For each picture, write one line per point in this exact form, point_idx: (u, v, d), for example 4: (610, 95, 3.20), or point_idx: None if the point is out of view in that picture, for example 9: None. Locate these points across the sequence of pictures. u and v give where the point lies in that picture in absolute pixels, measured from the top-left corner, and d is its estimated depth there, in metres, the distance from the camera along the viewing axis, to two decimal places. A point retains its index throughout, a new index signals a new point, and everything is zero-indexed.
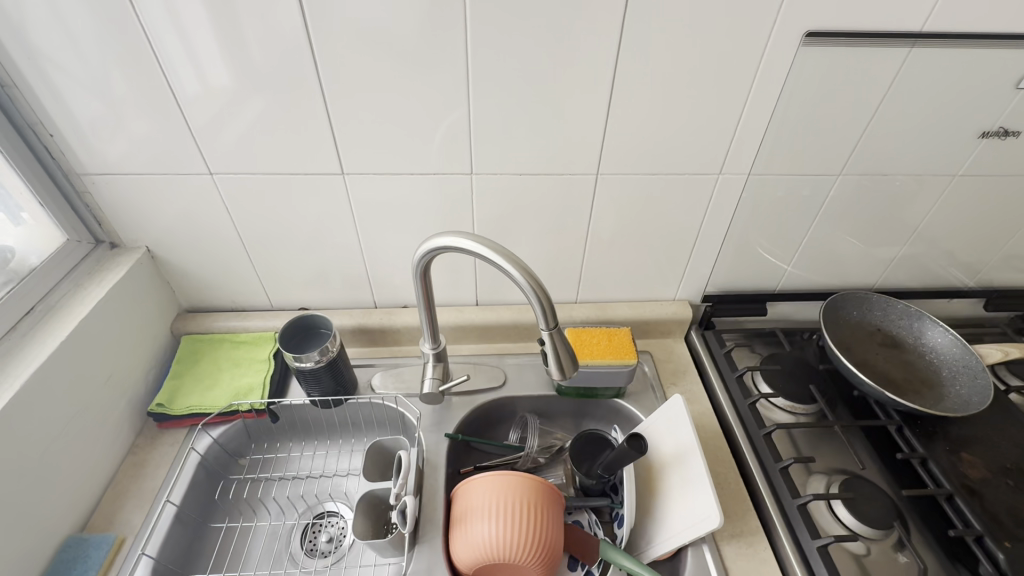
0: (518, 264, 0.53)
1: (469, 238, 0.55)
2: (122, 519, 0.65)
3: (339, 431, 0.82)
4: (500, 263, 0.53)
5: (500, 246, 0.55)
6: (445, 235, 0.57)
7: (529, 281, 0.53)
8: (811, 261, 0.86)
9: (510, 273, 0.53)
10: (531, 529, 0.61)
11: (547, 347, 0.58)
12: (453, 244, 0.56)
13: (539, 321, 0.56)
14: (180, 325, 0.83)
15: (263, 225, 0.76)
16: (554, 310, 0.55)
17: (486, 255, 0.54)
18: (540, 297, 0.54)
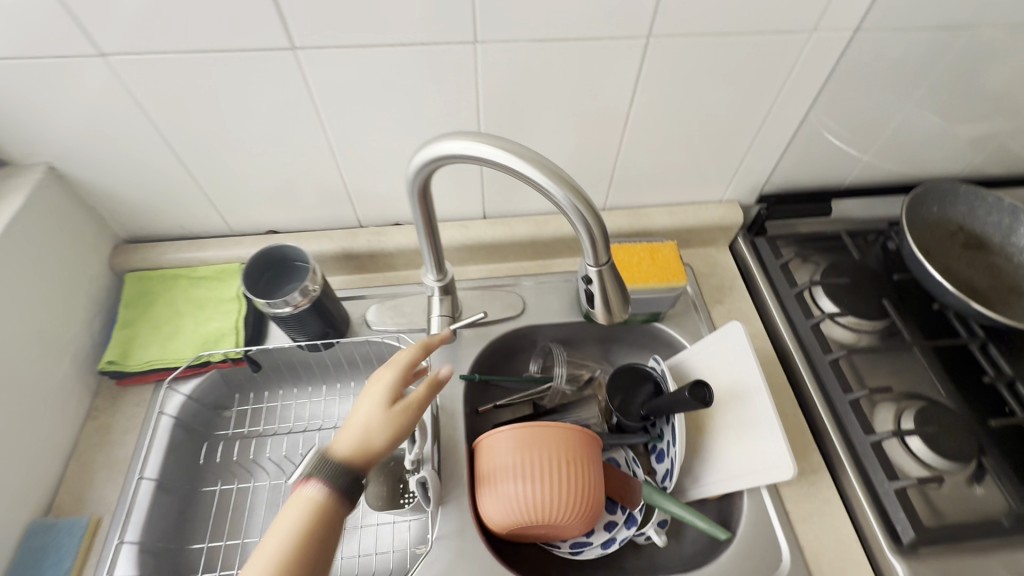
0: (563, 179, 0.37)
1: (489, 140, 0.38)
2: (94, 496, 0.56)
3: (335, 374, 0.70)
4: (538, 179, 0.37)
5: (535, 152, 0.38)
6: (451, 137, 0.39)
7: (577, 202, 0.38)
8: (894, 147, 0.70)
9: (550, 193, 0.38)
10: (574, 489, 0.54)
11: (593, 286, 0.44)
12: (465, 151, 0.39)
13: (585, 256, 0.42)
14: (119, 260, 0.67)
15: (201, 129, 0.57)
16: (606, 240, 0.41)
17: (515, 167, 0.38)
18: (592, 225, 0.39)
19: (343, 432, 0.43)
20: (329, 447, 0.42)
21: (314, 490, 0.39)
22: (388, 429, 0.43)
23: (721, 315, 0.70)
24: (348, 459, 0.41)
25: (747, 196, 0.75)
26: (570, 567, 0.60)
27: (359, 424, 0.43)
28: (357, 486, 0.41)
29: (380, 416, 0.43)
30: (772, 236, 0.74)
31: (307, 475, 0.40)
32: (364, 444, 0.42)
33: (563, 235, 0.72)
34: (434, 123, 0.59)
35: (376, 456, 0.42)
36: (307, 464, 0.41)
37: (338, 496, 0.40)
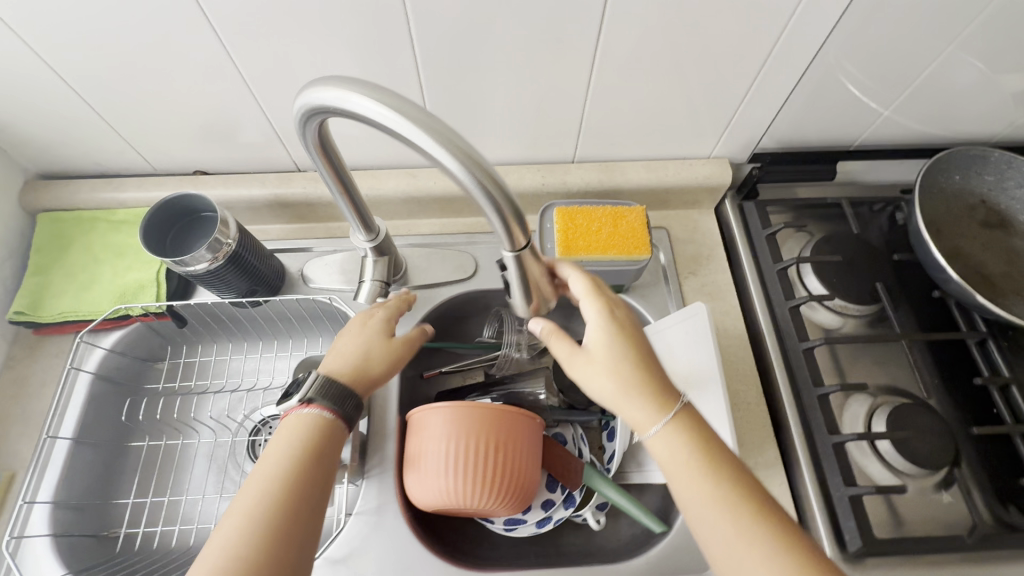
0: (461, 148, 0.30)
1: (372, 91, 0.31)
2: (9, 450, 0.54)
3: (270, 330, 0.65)
4: (429, 147, 0.30)
5: (428, 109, 0.31)
6: (328, 84, 0.32)
7: (480, 175, 0.31)
8: (918, 101, 0.59)
9: (444, 164, 0.31)
10: (502, 480, 0.51)
11: (512, 271, 0.39)
12: (343, 104, 0.31)
13: (501, 241, 0.36)
14: (31, 198, 0.61)
15: (90, 51, 0.49)
16: (524, 218, 0.35)
17: (401, 130, 0.30)
18: (500, 202, 0.32)
19: (337, 357, 0.48)
20: (326, 368, 0.47)
21: (321, 409, 0.43)
22: (388, 353, 0.49)
23: (693, 287, 0.64)
24: (354, 378, 0.46)
25: (738, 153, 0.65)
26: (504, 542, 0.58)
27: (354, 350, 0.48)
28: (354, 413, 0.45)
29: (380, 344, 0.49)
30: (764, 201, 0.65)
31: (313, 398, 0.43)
32: (367, 368, 0.47)
33: (523, 190, 0.64)
34: (364, 56, 0.51)
35: (375, 380, 0.48)
36: (310, 386, 0.44)
37: (339, 414, 0.43)
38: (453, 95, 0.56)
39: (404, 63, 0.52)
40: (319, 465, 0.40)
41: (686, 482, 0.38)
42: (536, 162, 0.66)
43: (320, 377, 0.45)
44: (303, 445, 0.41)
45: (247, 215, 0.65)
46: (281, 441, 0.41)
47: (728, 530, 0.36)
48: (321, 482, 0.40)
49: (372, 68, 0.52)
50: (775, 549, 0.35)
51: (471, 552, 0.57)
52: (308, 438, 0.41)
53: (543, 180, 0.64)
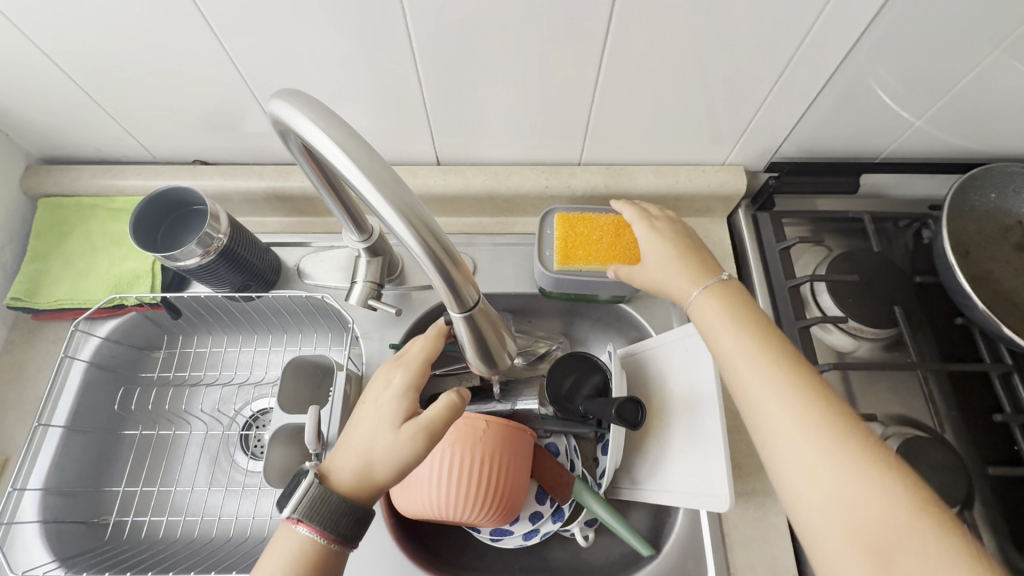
0: (400, 198, 0.28)
1: (321, 117, 0.29)
2: (3, 435, 0.54)
3: (265, 325, 0.65)
4: (366, 192, 0.28)
5: (375, 151, 0.29)
6: (284, 98, 0.30)
7: (416, 229, 0.29)
8: (954, 112, 0.55)
9: (381, 211, 0.29)
10: (484, 493, 0.49)
11: (459, 330, 0.36)
12: (293, 124, 0.30)
13: (445, 301, 0.33)
14: (31, 183, 0.61)
15: (85, 38, 0.48)
16: (469, 278, 0.32)
17: (339, 166, 0.28)
18: (439, 258, 0.30)
19: (346, 451, 0.40)
20: (331, 465, 0.40)
21: (309, 533, 0.37)
22: (398, 456, 0.39)
23: None
24: (354, 491, 0.39)
25: (755, 160, 0.62)
26: (490, 552, 0.57)
27: (362, 444, 0.39)
28: (355, 532, 0.38)
29: (390, 438, 0.39)
30: (780, 212, 0.62)
31: (298, 519, 0.37)
32: (373, 473, 0.39)
33: (525, 192, 0.62)
34: (361, 50, 0.49)
35: (384, 487, 0.40)
36: (294, 504, 0.37)
37: (332, 540, 0.37)
38: (455, 92, 0.53)
39: (403, 58, 0.49)
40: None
41: (766, 395, 0.37)
42: (541, 163, 0.63)
43: (310, 490, 0.37)
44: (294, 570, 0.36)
45: (245, 207, 0.65)
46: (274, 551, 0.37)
47: (850, 478, 0.32)
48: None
49: (370, 63, 0.50)
50: (857, 477, 0.32)
51: (455, 560, 0.56)
52: (300, 563, 0.37)
53: (547, 182, 0.61)
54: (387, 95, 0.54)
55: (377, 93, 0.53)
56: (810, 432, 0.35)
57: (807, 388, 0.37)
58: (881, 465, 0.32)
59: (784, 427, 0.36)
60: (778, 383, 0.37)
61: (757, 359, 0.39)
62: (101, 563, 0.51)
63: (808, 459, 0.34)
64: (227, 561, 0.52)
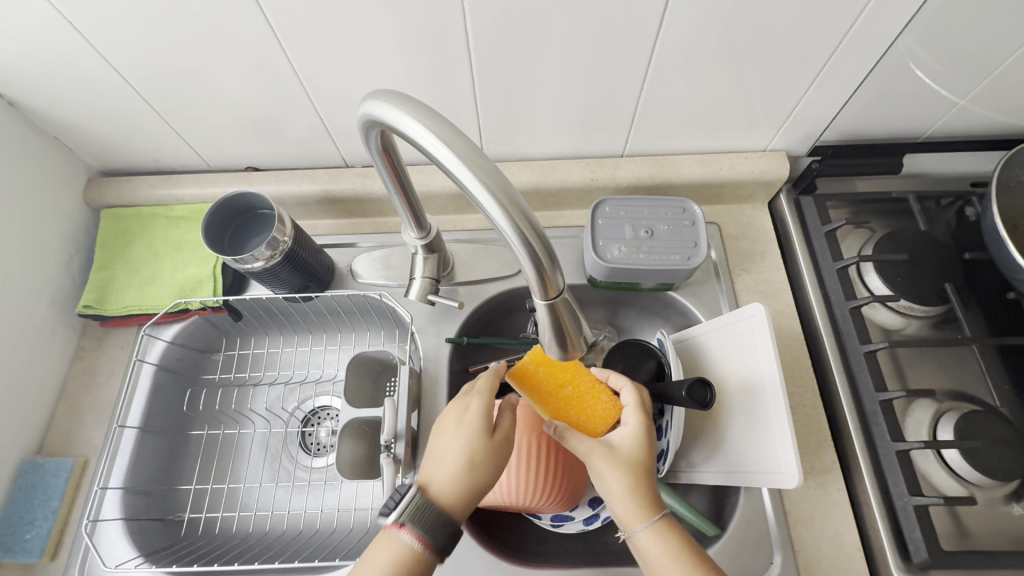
0: (499, 188, 0.29)
1: (421, 115, 0.30)
2: (81, 438, 0.57)
3: (320, 325, 0.66)
4: (468, 184, 0.29)
5: (475, 143, 0.29)
6: (383, 97, 0.32)
7: (514, 218, 0.29)
8: (998, 90, 0.55)
9: (482, 203, 0.29)
10: (549, 480, 0.51)
11: (539, 317, 0.35)
12: (393, 120, 0.31)
13: (532, 289, 0.33)
14: (94, 195, 0.63)
15: (155, 51, 0.50)
16: (558, 266, 0.32)
17: (440, 159, 0.29)
18: (533, 247, 0.30)
19: (438, 464, 0.44)
20: (427, 480, 0.44)
21: (413, 539, 0.40)
22: (491, 461, 0.45)
23: (747, 285, 0.62)
24: (452, 500, 0.42)
25: (797, 145, 0.63)
26: (552, 537, 0.58)
27: (455, 456, 0.44)
28: (449, 542, 0.42)
29: (481, 448, 0.44)
30: (823, 195, 0.63)
31: (406, 524, 0.40)
32: (466, 480, 0.43)
33: (571, 185, 0.63)
34: (418, 50, 0.50)
35: (478, 493, 0.44)
36: (404, 507, 0.41)
37: (432, 549, 0.40)
38: (505, 89, 0.55)
39: (457, 57, 0.51)
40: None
41: (647, 542, 0.42)
42: (584, 156, 0.64)
43: (418, 500, 0.41)
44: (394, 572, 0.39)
45: (297, 211, 0.67)
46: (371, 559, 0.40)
47: None
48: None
49: (425, 64, 0.52)
50: None
51: (520, 546, 0.57)
52: (400, 567, 0.39)
53: (592, 175, 0.63)
54: (439, 94, 0.55)
55: (429, 93, 0.55)
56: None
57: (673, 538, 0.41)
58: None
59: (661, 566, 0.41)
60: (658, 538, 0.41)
61: (636, 507, 0.42)
62: (181, 557, 0.53)
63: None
64: (302, 553, 0.54)
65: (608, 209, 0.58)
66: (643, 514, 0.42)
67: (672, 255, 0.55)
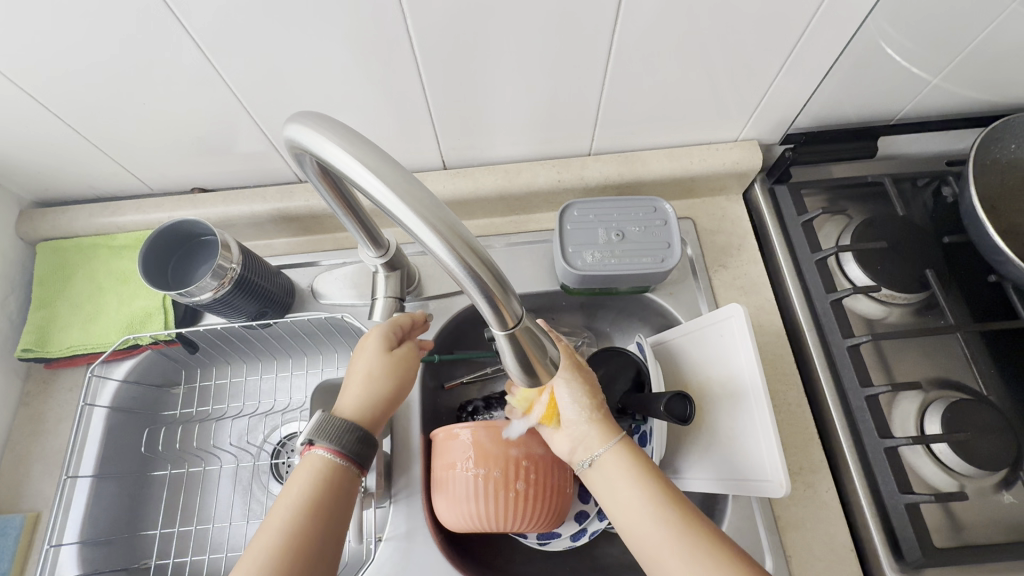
0: (439, 220, 0.27)
1: (355, 145, 0.28)
2: (31, 490, 0.53)
3: (284, 350, 0.63)
4: (400, 213, 0.27)
5: (407, 169, 0.27)
6: (315, 126, 0.29)
7: (453, 245, 0.27)
8: (971, 66, 0.54)
9: (418, 233, 0.27)
10: (536, 504, 0.48)
11: (499, 347, 0.33)
12: (326, 151, 0.29)
13: (488, 320, 0.30)
14: (27, 229, 0.59)
15: (69, 73, 0.46)
16: (514, 296, 0.29)
17: (373, 190, 0.27)
18: (484, 279, 0.28)
19: (346, 392, 0.46)
20: (337, 406, 0.46)
21: (325, 451, 0.41)
22: (393, 371, 0.47)
23: (725, 281, 0.60)
24: (360, 416, 0.45)
25: (769, 134, 0.61)
26: (538, 556, 0.56)
27: (359, 379, 0.46)
28: (362, 447, 0.43)
29: (383, 366, 0.47)
30: (798, 183, 0.60)
31: (313, 439, 0.42)
32: (373, 395, 0.46)
33: (538, 188, 0.60)
34: (361, 55, 0.47)
35: (388, 404, 0.46)
36: (309, 428, 0.42)
37: (348, 457, 0.42)
38: (459, 92, 0.52)
39: (404, 60, 0.47)
40: (330, 506, 0.40)
41: (613, 461, 0.45)
42: (551, 157, 0.62)
43: (321, 416, 0.43)
44: (316, 487, 0.40)
45: (252, 231, 0.63)
46: (297, 478, 0.41)
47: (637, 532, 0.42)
48: (333, 523, 0.40)
49: (371, 70, 0.48)
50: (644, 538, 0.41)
51: (505, 568, 0.55)
52: (319, 481, 0.40)
53: (559, 177, 0.60)
54: (391, 100, 0.52)
55: (379, 101, 0.52)
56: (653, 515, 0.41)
57: (642, 460, 0.45)
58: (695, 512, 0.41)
59: (626, 484, 0.43)
60: (621, 457, 0.45)
61: (600, 434, 0.46)
62: None
63: (639, 511, 0.42)
64: None
65: (577, 213, 0.55)
66: (606, 436, 0.46)
67: (644, 258, 0.53)
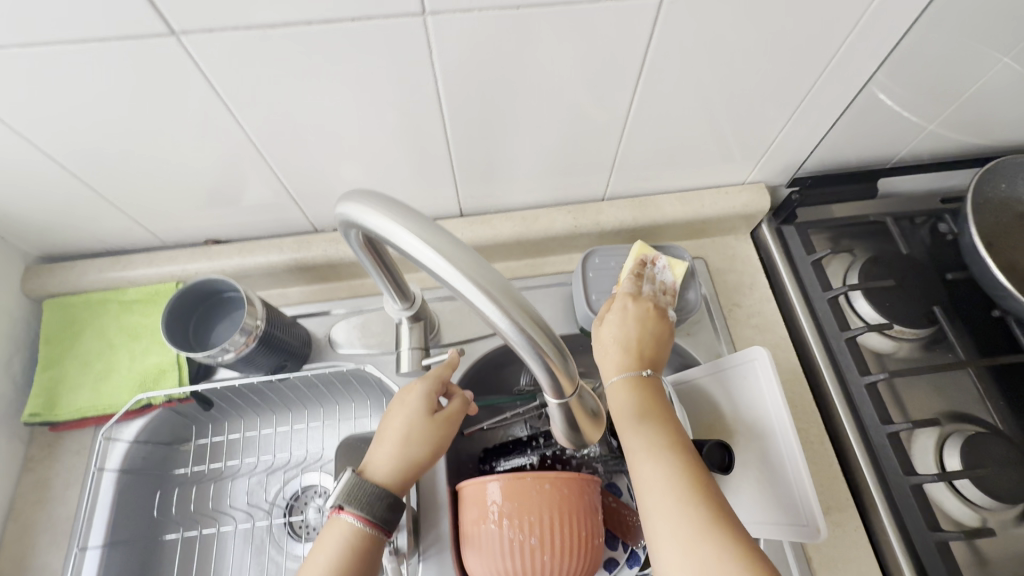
0: (510, 300, 0.27)
1: (421, 227, 0.28)
2: (37, 564, 0.50)
3: (298, 401, 0.62)
4: (472, 296, 0.27)
5: (475, 251, 0.28)
6: (375, 206, 0.29)
7: (523, 326, 0.28)
8: (963, 113, 0.57)
9: (489, 314, 0.28)
10: (569, 557, 0.47)
11: (553, 413, 0.35)
12: (390, 233, 0.29)
13: (543, 387, 0.32)
14: (33, 286, 0.57)
15: (93, 133, 0.46)
16: (570, 362, 0.31)
17: (442, 274, 0.27)
18: (544, 351, 0.29)
19: (379, 447, 0.45)
20: (367, 462, 0.44)
21: (355, 519, 0.40)
22: (429, 434, 0.45)
23: (741, 320, 0.61)
24: (388, 477, 0.42)
25: (775, 176, 0.63)
26: None
27: (393, 435, 0.44)
28: (391, 514, 0.41)
29: (419, 426, 0.45)
30: (805, 223, 0.63)
31: (342, 505, 0.40)
32: (406, 456, 0.43)
33: (555, 233, 0.61)
34: (388, 109, 0.48)
35: (419, 466, 0.44)
36: (337, 492, 0.41)
37: (376, 525, 0.40)
38: (481, 142, 0.53)
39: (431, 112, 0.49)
40: (357, 572, 0.39)
41: (649, 469, 0.39)
42: (566, 202, 0.63)
43: (352, 478, 0.41)
44: (344, 555, 0.39)
45: (266, 281, 0.62)
46: (323, 543, 0.40)
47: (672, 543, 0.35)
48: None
49: (396, 123, 0.49)
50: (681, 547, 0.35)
51: None
52: (346, 550, 0.39)
53: (576, 221, 0.61)
54: (414, 151, 0.53)
55: (401, 152, 0.53)
56: (679, 521, 0.36)
57: (687, 473, 0.38)
58: (750, 550, 0.34)
59: (659, 515, 0.37)
60: (653, 462, 0.40)
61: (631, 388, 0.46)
62: None
63: (670, 552, 0.35)
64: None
65: (597, 261, 0.58)
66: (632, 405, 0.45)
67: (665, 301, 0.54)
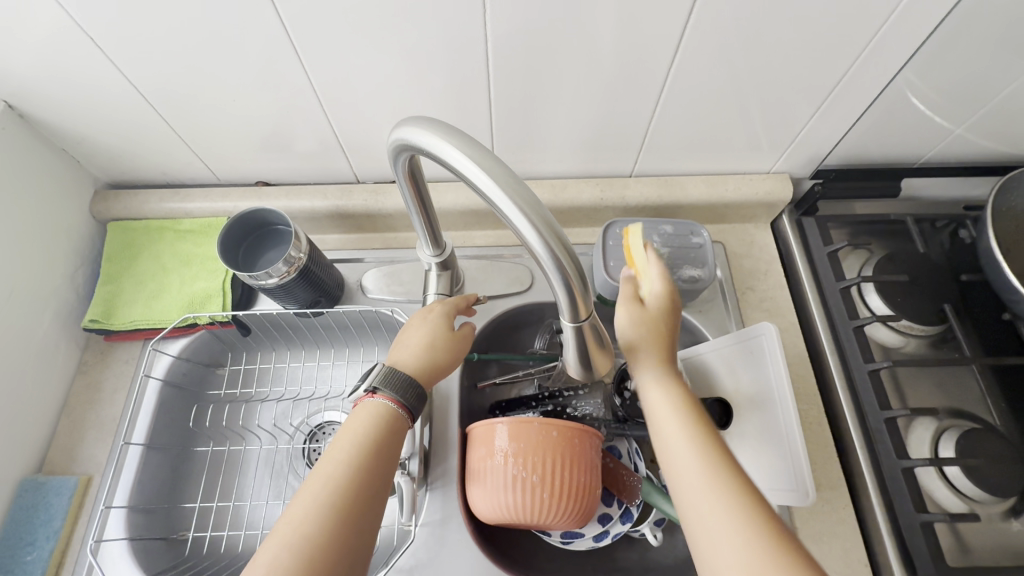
0: (539, 217, 0.31)
1: (467, 147, 0.32)
2: (84, 455, 0.56)
3: (327, 340, 0.66)
4: (508, 211, 0.31)
5: (514, 172, 0.31)
6: (430, 127, 0.33)
7: (549, 243, 0.31)
8: (991, 120, 0.58)
9: (521, 229, 0.31)
10: (567, 497, 0.50)
11: (566, 337, 0.38)
12: (440, 151, 0.32)
13: (561, 309, 0.35)
14: (100, 208, 0.63)
15: (171, 69, 0.51)
16: (588, 289, 0.34)
17: (484, 189, 0.31)
18: (567, 273, 0.32)
19: (402, 348, 0.48)
20: (393, 359, 0.47)
21: (387, 399, 0.43)
22: (450, 341, 0.49)
23: (752, 303, 0.64)
24: (417, 369, 0.46)
25: (799, 169, 0.65)
26: (561, 554, 0.58)
27: (419, 337, 0.48)
28: (419, 404, 0.45)
29: (442, 332, 0.49)
30: (824, 216, 0.65)
31: (377, 387, 0.43)
32: (431, 355, 0.47)
33: (581, 204, 0.64)
34: (438, 71, 0.52)
35: (440, 367, 0.48)
36: (372, 377, 0.44)
37: (405, 407, 0.43)
38: (520, 111, 0.56)
39: (476, 75, 0.52)
40: (389, 443, 0.41)
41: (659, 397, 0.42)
42: (594, 176, 0.66)
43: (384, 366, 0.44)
44: (377, 428, 0.41)
45: (308, 225, 0.67)
46: (356, 420, 0.42)
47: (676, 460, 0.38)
48: (391, 459, 0.41)
49: (442, 86, 0.53)
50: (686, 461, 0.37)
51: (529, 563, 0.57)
52: (379, 423, 0.42)
53: (602, 195, 0.64)
54: (457, 114, 0.57)
55: (445, 114, 0.57)
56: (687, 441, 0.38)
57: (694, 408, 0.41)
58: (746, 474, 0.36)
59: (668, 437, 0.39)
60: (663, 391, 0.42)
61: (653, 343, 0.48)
62: None
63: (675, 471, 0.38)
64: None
65: (618, 231, 0.61)
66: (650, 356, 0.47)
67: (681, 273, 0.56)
